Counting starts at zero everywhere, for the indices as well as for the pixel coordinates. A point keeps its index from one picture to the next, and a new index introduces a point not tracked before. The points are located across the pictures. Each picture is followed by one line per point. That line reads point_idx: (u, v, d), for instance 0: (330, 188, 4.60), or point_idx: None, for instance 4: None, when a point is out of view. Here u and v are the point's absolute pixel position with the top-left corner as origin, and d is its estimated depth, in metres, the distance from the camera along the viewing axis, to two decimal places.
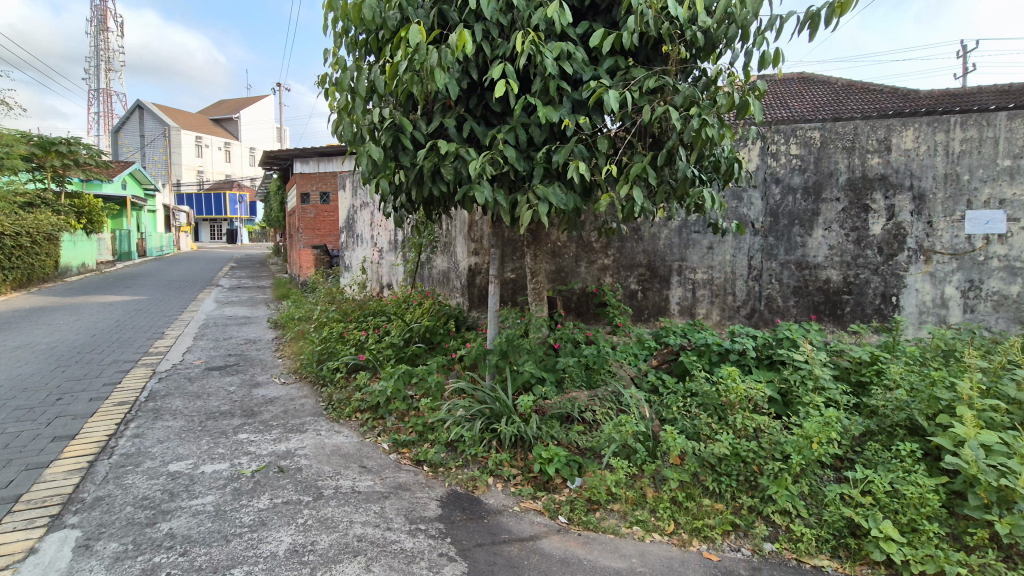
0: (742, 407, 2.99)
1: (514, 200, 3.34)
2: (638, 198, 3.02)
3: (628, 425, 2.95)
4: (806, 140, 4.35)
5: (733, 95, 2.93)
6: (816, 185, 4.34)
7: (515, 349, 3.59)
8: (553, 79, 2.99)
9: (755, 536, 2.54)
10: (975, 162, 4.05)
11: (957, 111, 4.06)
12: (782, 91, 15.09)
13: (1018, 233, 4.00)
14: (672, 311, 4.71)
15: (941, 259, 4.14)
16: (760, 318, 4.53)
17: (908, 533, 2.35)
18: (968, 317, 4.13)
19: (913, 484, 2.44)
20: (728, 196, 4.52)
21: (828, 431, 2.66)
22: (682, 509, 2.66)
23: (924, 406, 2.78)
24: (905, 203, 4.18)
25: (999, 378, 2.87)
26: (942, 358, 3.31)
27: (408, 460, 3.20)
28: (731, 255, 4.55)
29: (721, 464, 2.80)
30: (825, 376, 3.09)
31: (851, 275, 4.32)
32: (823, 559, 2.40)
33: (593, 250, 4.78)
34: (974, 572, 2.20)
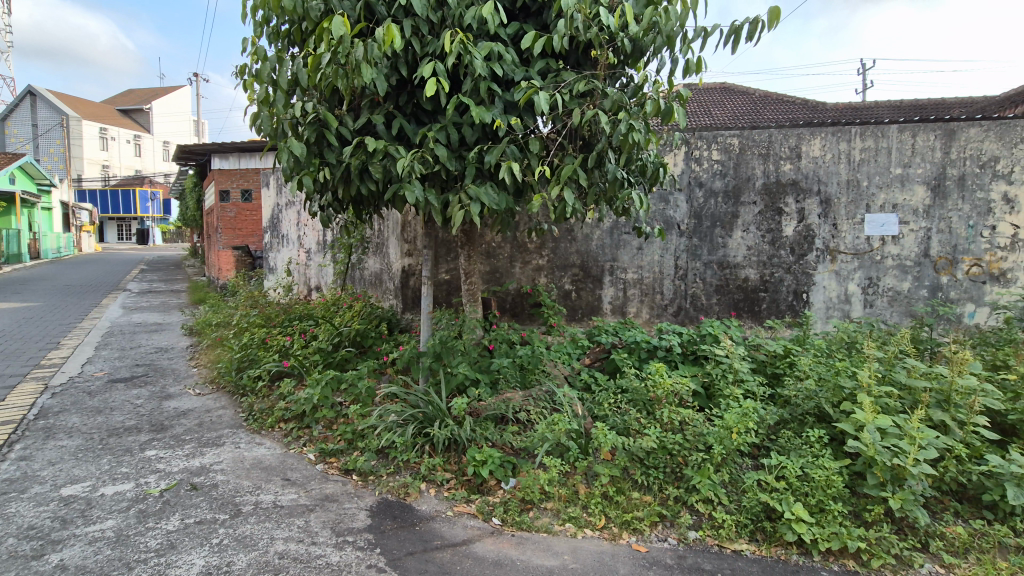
0: (668, 401, 3.11)
1: (446, 200, 3.30)
2: (569, 199, 3.06)
3: (561, 424, 2.99)
4: (726, 147, 4.59)
5: (659, 101, 3.02)
6: (735, 189, 4.59)
7: (448, 350, 3.54)
8: (484, 80, 2.98)
9: (680, 525, 2.63)
10: (872, 170, 4.42)
11: (858, 123, 4.43)
12: (706, 100, 15.92)
13: (908, 235, 4.41)
14: (604, 310, 4.82)
15: (845, 258, 4.50)
16: (686, 316, 4.73)
17: (816, 513, 2.52)
18: (867, 311, 4.51)
19: (820, 467, 2.63)
20: (656, 198, 4.69)
21: (746, 421, 2.81)
22: (612, 504, 2.72)
23: (830, 394, 3.00)
24: (813, 206, 4.51)
25: (893, 367, 3.14)
26: (846, 349, 3.59)
27: (335, 470, 3.07)
28: (659, 255, 4.72)
29: (649, 458, 2.89)
30: (744, 369, 3.27)
31: (767, 274, 4.60)
32: (743, 543, 2.52)
33: (527, 251, 4.82)
34: (871, 546, 2.40)
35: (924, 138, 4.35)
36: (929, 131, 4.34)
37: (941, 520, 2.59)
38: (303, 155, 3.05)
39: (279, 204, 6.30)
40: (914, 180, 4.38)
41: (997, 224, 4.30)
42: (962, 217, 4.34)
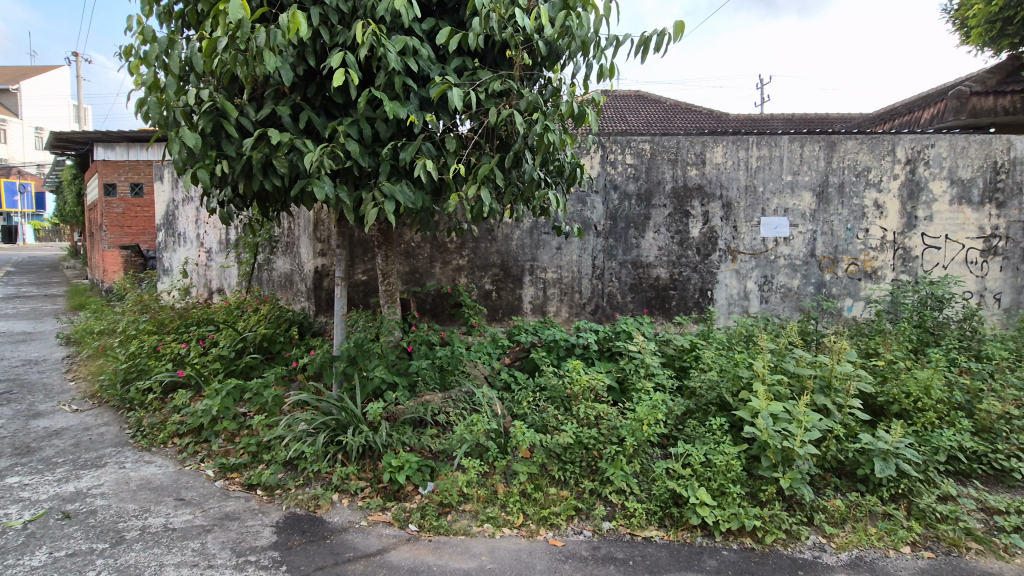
0: (584, 397, 3.19)
1: (359, 198, 3.17)
2: (486, 198, 3.05)
3: (479, 424, 2.99)
4: (638, 151, 4.80)
5: (573, 104, 3.08)
6: (647, 192, 4.81)
7: (364, 353, 3.42)
8: (398, 74, 2.89)
9: (595, 517, 2.70)
10: (767, 176, 4.81)
11: (754, 133, 4.79)
12: (622, 106, 16.61)
13: (797, 236, 4.83)
14: (525, 310, 4.88)
15: (744, 258, 4.85)
16: (603, 314, 4.89)
17: (718, 497, 2.68)
18: (764, 307, 4.88)
19: (721, 453, 2.81)
20: (573, 199, 4.81)
21: (655, 413, 2.95)
22: (530, 501, 2.74)
23: (730, 383, 3.22)
24: (716, 210, 4.82)
25: (784, 357, 3.42)
26: (744, 342, 3.88)
27: (237, 485, 2.86)
28: (577, 255, 4.84)
29: (565, 454, 2.94)
30: (654, 363, 3.43)
31: (676, 272, 4.86)
32: (653, 529, 2.64)
33: (447, 250, 4.79)
34: (765, 523, 2.60)
35: (810, 149, 4.78)
36: (814, 143, 4.78)
37: (824, 495, 2.85)
38: (197, 146, 2.80)
39: (174, 200, 5.79)
40: (802, 187, 4.80)
41: (870, 227, 4.80)
42: (841, 221, 4.80)
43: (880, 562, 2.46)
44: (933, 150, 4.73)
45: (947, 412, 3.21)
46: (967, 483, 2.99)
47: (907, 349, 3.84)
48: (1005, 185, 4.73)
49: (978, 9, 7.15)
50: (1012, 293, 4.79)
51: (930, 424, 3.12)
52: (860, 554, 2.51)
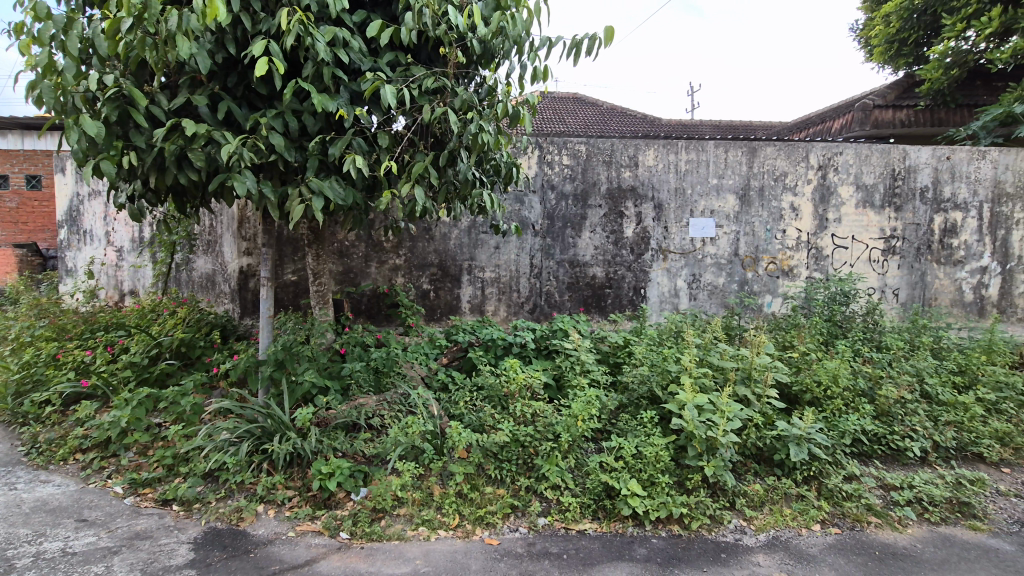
0: (521, 395, 3.22)
1: (285, 195, 3.04)
2: (420, 197, 2.96)
3: (414, 426, 2.95)
4: (574, 153, 4.89)
5: (506, 104, 3.07)
6: (583, 193, 4.91)
7: (293, 357, 3.28)
8: (326, 66, 2.78)
9: (531, 513, 2.71)
10: (695, 179, 5.04)
11: (683, 138, 5.01)
12: (561, 108, 16.91)
13: (722, 237, 5.09)
14: (463, 310, 4.86)
15: (674, 257, 5.05)
16: (540, 313, 4.94)
17: (648, 487, 2.78)
18: (692, 304, 5.11)
19: (651, 445, 2.92)
20: (511, 199, 4.84)
21: (589, 408, 3.02)
22: (466, 501, 2.73)
23: (660, 377, 3.35)
24: (648, 211, 5.00)
25: (709, 351, 3.59)
26: (674, 337, 4.04)
27: (149, 502, 2.66)
28: (515, 254, 4.87)
29: (502, 452, 2.95)
30: (589, 360, 3.51)
31: (611, 271, 4.99)
32: (586, 523, 2.69)
33: (383, 250, 4.69)
34: (691, 509, 2.72)
35: (734, 153, 5.06)
36: (737, 148, 5.06)
37: (745, 480, 3.02)
38: (100, 135, 2.54)
39: (79, 194, 5.26)
40: (726, 190, 5.07)
41: (786, 228, 5.13)
42: (762, 222, 5.11)
43: (794, 540, 2.64)
44: (841, 157, 5.12)
45: (852, 398, 3.49)
46: (869, 462, 3.27)
47: (818, 342, 4.14)
48: (902, 191, 5.18)
49: (880, 30, 7.84)
50: (909, 289, 5.25)
51: (837, 410, 3.39)
52: (776, 534, 2.68)
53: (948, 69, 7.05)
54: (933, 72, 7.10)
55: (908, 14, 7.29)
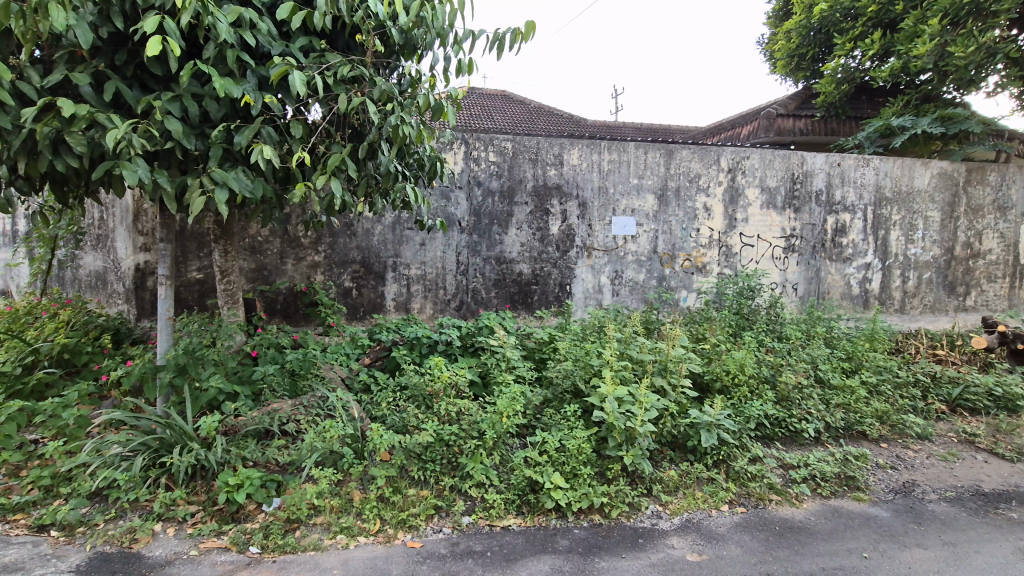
0: (445, 394, 3.18)
1: (186, 186, 2.80)
2: (337, 190, 2.80)
3: (332, 430, 2.86)
4: (500, 150, 4.89)
5: (429, 96, 3.00)
6: (509, 190, 4.93)
7: (197, 361, 3.04)
8: (230, 49, 2.58)
9: (455, 513, 2.68)
10: (617, 179, 5.20)
11: (606, 139, 5.15)
12: (489, 105, 16.89)
13: (642, 235, 5.30)
14: (387, 308, 4.73)
15: (598, 254, 5.20)
16: (467, 310, 4.91)
17: (570, 479, 2.84)
18: (615, 299, 5.28)
19: (574, 438, 2.98)
20: (437, 194, 4.76)
21: (514, 404, 3.04)
22: (388, 505, 2.65)
23: (583, 371, 3.43)
24: (573, 209, 5.10)
25: (629, 345, 3.73)
26: (597, 331, 4.15)
27: (22, 529, 2.37)
28: (441, 251, 4.80)
29: (426, 452, 2.90)
30: (514, 357, 3.53)
31: (537, 268, 5.04)
32: (510, 518, 2.70)
33: (300, 246, 4.46)
34: (612, 498, 2.81)
35: (653, 155, 5.28)
36: (655, 150, 5.28)
37: (661, 467, 3.16)
38: None
39: None
40: (646, 190, 5.28)
41: (700, 227, 5.43)
42: (678, 221, 5.37)
43: (705, 521, 2.79)
44: (748, 162, 5.50)
45: (756, 385, 3.76)
46: (771, 444, 3.53)
47: (727, 334, 4.42)
48: (800, 194, 5.63)
49: (782, 45, 8.49)
50: (806, 284, 5.73)
51: (743, 397, 3.63)
52: (689, 517, 2.82)
53: (839, 83, 7.76)
54: (827, 85, 7.79)
55: (805, 31, 8.00)
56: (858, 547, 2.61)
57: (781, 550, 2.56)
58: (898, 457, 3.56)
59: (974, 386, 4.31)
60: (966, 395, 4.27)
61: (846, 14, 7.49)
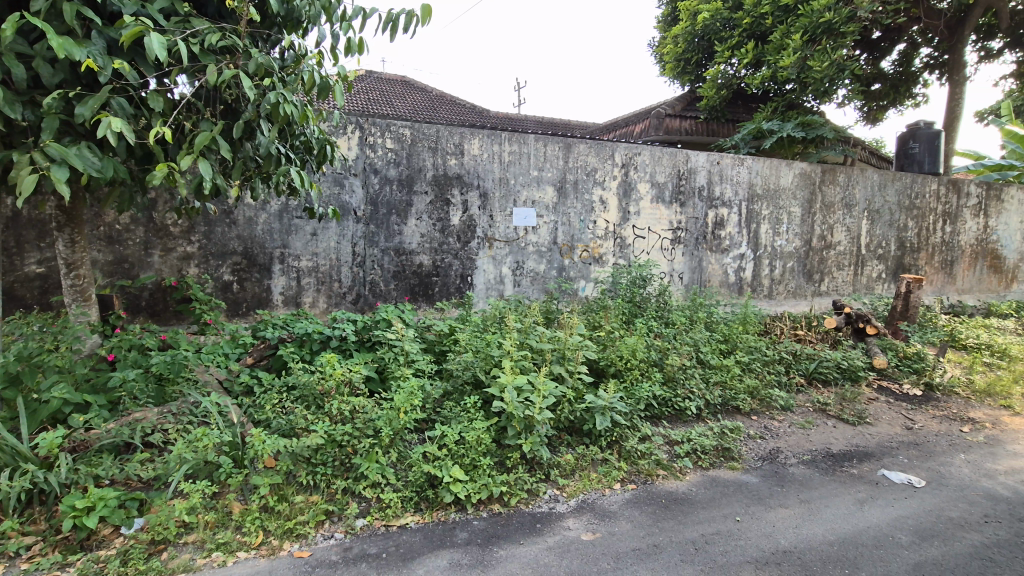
0: (338, 392, 3.02)
1: (11, 163, 2.38)
2: (206, 172, 2.49)
3: (207, 439, 2.57)
4: (398, 136, 4.72)
5: (315, 74, 2.74)
6: (408, 178, 4.77)
7: (34, 369, 2.62)
8: (67, 2, 2.20)
9: (348, 517, 2.55)
10: (517, 170, 5.24)
11: (506, 130, 5.16)
12: (389, 91, 16.29)
13: (542, 226, 5.39)
14: (274, 303, 4.39)
15: (499, 245, 5.21)
16: (364, 303, 4.71)
17: (470, 471, 2.82)
18: (516, 290, 5.34)
19: (473, 430, 2.97)
20: (330, 181, 4.49)
21: (412, 399, 2.95)
22: (272, 515, 2.46)
23: (483, 362, 3.42)
24: (474, 199, 5.06)
25: (529, 334, 3.78)
26: (497, 322, 4.17)
27: None
28: (335, 241, 4.55)
29: (316, 455, 2.73)
30: (413, 350, 3.43)
31: (437, 259, 4.95)
32: (408, 516, 2.62)
33: (169, 235, 3.99)
34: (511, 486, 2.84)
35: (552, 147, 5.38)
36: (554, 144, 5.38)
37: (559, 451, 3.26)
38: None
39: None
40: (545, 182, 5.37)
41: (597, 219, 5.64)
42: (576, 213, 5.53)
43: (598, 501, 2.91)
44: (639, 158, 5.79)
45: (646, 369, 4.00)
46: (658, 422, 3.77)
47: (621, 321, 4.65)
48: (685, 189, 6.05)
49: (670, 48, 9.04)
50: (690, 273, 6.19)
51: (634, 379, 3.85)
52: (585, 498, 2.93)
53: (719, 88, 8.43)
54: (709, 89, 8.43)
55: (691, 38, 8.59)
56: (732, 512, 2.86)
57: (666, 521, 2.74)
58: (766, 428, 3.96)
59: (826, 361, 4.92)
60: (819, 369, 4.86)
61: (724, 24, 8.15)
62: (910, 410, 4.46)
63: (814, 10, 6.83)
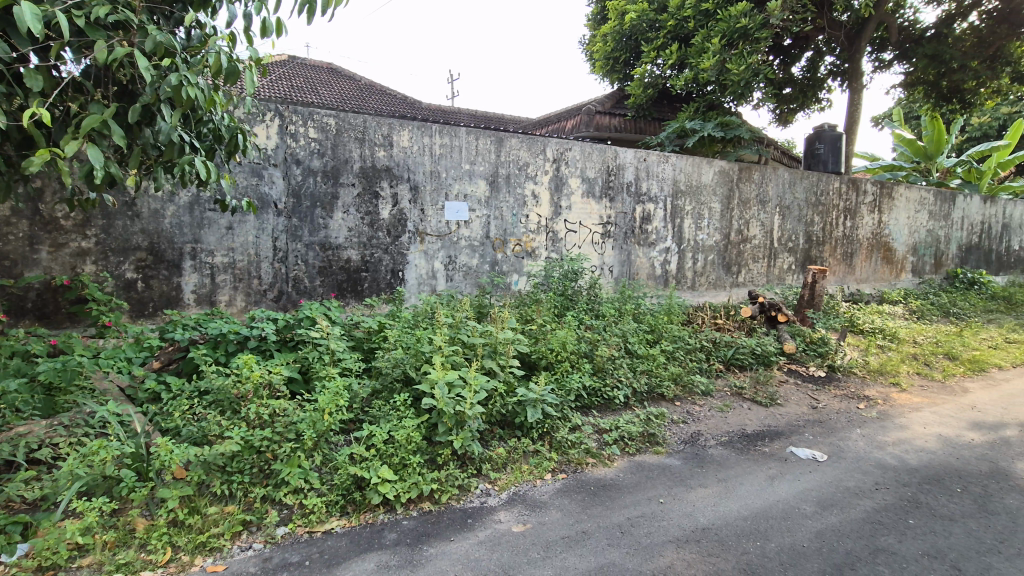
0: (257, 395, 2.86)
1: None
2: (96, 159, 2.26)
3: (104, 452, 2.36)
4: (322, 126, 4.52)
5: (223, 56, 2.52)
6: (333, 170, 4.59)
7: None
8: None
9: (267, 526, 2.43)
10: (448, 163, 5.17)
11: (437, 122, 5.08)
12: (314, 78, 15.58)
13: (475, 220, 5.36)
14: (186, 302, 4.09)
15: (430, 240, 5.13)
16: (287, 301, 4.48)
17: (399, 471, 2.77)
18: (449, 285, 5.28)
19: (402, 428, 2.91)
20: (247, 172, 4.23)
21: (337, 400, 2.85)
22: (181, 529, 2.30)
23: (413, 359, 3.36)
24: (404, 192, 4.95)
25: (460, 329, 3.75)
26: (429, 317, 4.11)
27: None
28: (253, 236, 4.30)
29: (232, 463, 2.58)
30: (339, 349, 3.31)
31: (366, 254, 4.80)
32: (333, 521, 2.53)
33: (60, 229, 3.62)
34: (441, 484, 2.81)
35: (483, 141, 5.35)
36: (486, 137, 5.36)
37: (491, 445, 3.26)
38: None
39: None
40: (477, 175, 5.34)
41: (529, 214, 5.68)
42: (508, 208, 5.54)
43: (529, 492, 2.94)
44: (570, 153, 5.89)
45: (576, 360, 4.10)
46: (588, 412, 3.87)
47: (552, 314, 4.73)
48: (614, 185, 6.23)
49: (599, 47, 9.26)
50: (620, 266, 6.38)
51: (565, 371, 3.94)
52: (516, 490, 2.95)
53: (645, 87, 8.72)
54: (636, 88, 8.71)
55: (619, 37, 8.84)
56: (656, 494, 2.99)
57: (594, 507, 2.82)
58: (688, 412, 4.17)
59: (743, 347, 5.25)
60: (737, 355, 5.18)
61: (650, 26, 8.45)
62: (815, 391, 4.85)
63: (731, 16, 7.24)
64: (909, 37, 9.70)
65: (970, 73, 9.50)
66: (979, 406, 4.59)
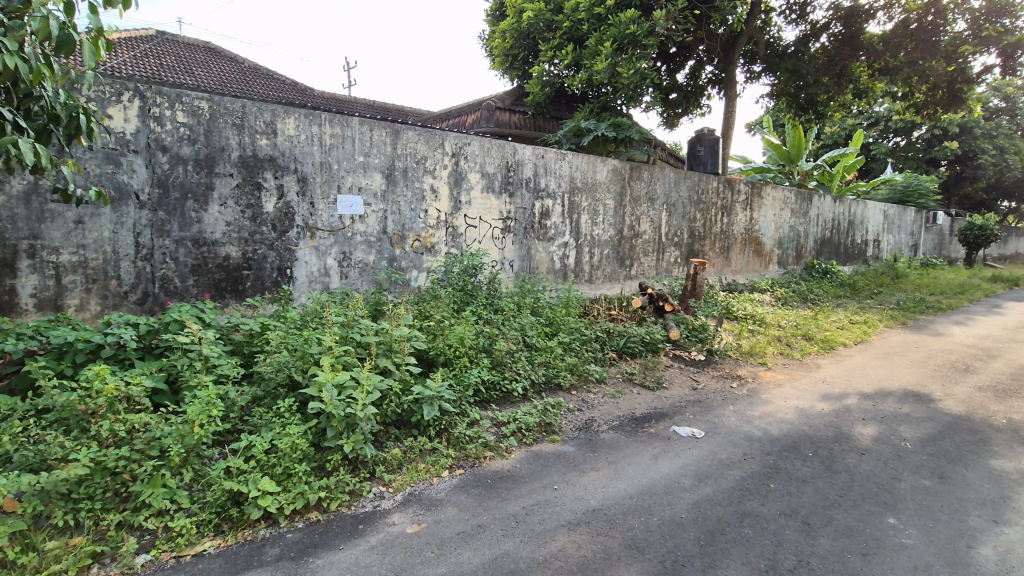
0: (111, 411, 2.55)
1: None
2: None
3: None
4: (192, 109, 4.10)
5: (53, 23, 2.18)
6: (207, 159, 4.19)
7: None
8: None
9: (123, 556, 2.17)
10: (340, 155, 4.93)
11: (326, 110, 4.81)
12: (189, 57, 14.15)
13: (370, 215, 5.16)
14: (23, 307, 3.54)
15: (322, 235, 4.87)
16: (154, 303, 4.03)
17: (282, 481, 2.61)
18: (343, 282, 5.05)
19: (286, 436, 2.74)
20: (99, 158, 3.75)
21: (210, 410, 2.61)
22: (11, 571, 1.99)
23: (300, 362, 3.18)
24: (291, 184, 4.65)
25: (352, 328, 3.60)
26: (319, 317, 3.91)
27: None
28: (110, 231, 3.82)
29: (78, 489, 2.29)
30: (213, 354, 3.05)
31: (248, 251, 4.45)
32: (205, 542, 2.32)
33: None
34: (330, 491, 2.69)
35: (378, 133, 5.16)
36: (381, 129, 5.18)
37: (386, 446, 3.18)
38: None
39: None
40: (372, 168, 5.15)
41: (428, 208, 5.58)
42: (406, 202, 5.41)
43: (425, 491, 2.90)
44: (469, 148, 5.87)
45: (474, 355, 4.11)
46: (487, 406, 3.91)
47: (452, 310, 4.72)
48: (514, 180, 6.31)
49: (498, 43, 9.34)
50: (520, 261, 6.51)
51: (463, 366, 3.94)
52: (411, 490, 2.89)
53: (544, 86, 8.95)
54: (535, 86, 8.90)
55: (517, 35, 8.97)
56: (550, 481, 3.08)
57: (490, 500, 2.84)
58: (583, 400, 4.35)
59: (633, 336, 5.60)
60: (628, 343, 5.51)
61: (548, 26, 8.67)
62: (696, 373, 5.29)
63: (621, 22, 7.62)
64: (774, 52, 10.84)
65: (822, 87, 10.83)
66: (828, 380, 5.26)
